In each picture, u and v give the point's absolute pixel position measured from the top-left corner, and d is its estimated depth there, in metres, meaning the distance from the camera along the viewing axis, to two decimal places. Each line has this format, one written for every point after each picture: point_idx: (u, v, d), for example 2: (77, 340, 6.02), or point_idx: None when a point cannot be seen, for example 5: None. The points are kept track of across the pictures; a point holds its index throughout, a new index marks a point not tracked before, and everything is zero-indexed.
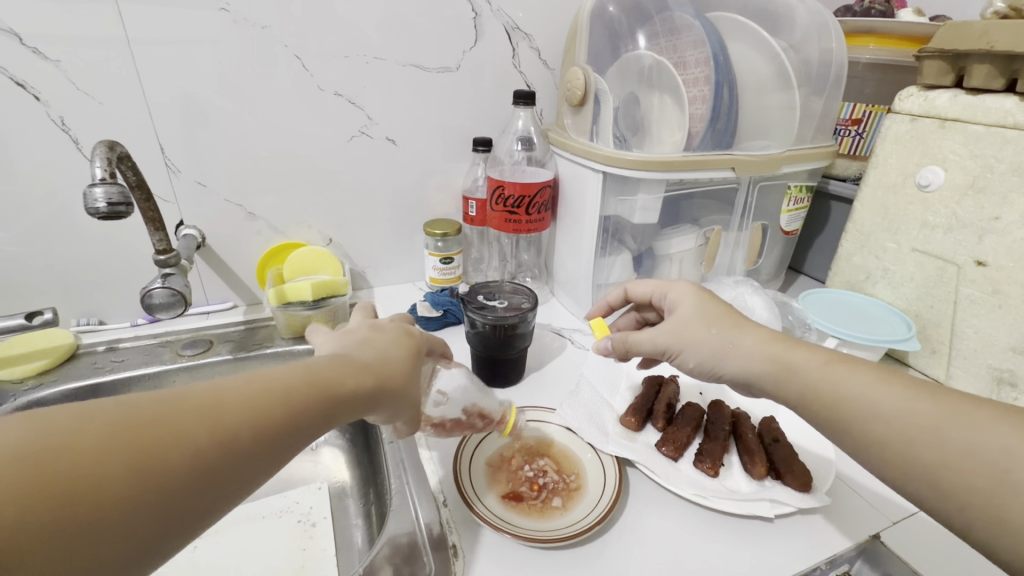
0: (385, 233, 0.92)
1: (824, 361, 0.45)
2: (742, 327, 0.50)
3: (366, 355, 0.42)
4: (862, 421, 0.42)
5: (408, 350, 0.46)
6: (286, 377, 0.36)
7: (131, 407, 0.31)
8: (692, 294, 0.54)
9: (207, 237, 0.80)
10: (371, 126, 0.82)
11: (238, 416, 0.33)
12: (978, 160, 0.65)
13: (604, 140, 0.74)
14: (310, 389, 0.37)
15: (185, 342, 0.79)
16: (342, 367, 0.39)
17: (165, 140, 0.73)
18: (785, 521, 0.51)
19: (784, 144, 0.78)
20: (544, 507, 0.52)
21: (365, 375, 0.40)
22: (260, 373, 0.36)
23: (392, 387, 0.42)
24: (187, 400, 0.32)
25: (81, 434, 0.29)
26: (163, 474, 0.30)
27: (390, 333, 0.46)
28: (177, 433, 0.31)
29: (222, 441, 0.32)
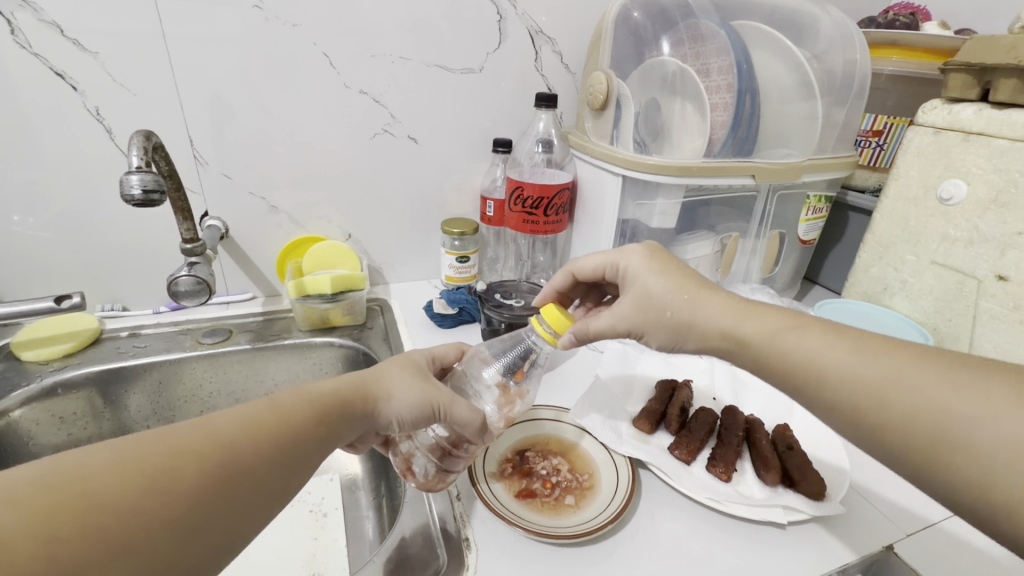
0: (403, 231, 0.93)
1: (777, 328, 0.44)
2: (701, 295, 0.49)
3: (373, 380, 0.46)
4: (816, 383, 0.41)
5: (418, 369, 0.48)
6: (289, 408, 0.41)
7: (151, 444, 0.34)
8: (646, 268, 0.52)
9: (230, 229, 0.82)
10: (393, 124, 0.84)
11: (275, 425, 0.39)
12: (1002, 174, 0.65)
13: (624, 144, 0.75)
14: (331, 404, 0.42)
15: (205, 330, 0.80)
16: (340, 394, 0.43)
17: (194, 133, 0.74)
18: (798, 528, 0.51)
19: (805, 153, 0.77)
20: (557, 504, 0.52)
21: (362, 401, 0.44)
22: (269, 405, 0.40)
23: (394, 410, 0.45)
24: (205, 434, 0.36)
25: (143, 442, 0.35)
26: (218, 468, 0.35)
27: (400, 356, 0.50)
28: (218, 439, 0.36)
29: (232, 472, 0.36)
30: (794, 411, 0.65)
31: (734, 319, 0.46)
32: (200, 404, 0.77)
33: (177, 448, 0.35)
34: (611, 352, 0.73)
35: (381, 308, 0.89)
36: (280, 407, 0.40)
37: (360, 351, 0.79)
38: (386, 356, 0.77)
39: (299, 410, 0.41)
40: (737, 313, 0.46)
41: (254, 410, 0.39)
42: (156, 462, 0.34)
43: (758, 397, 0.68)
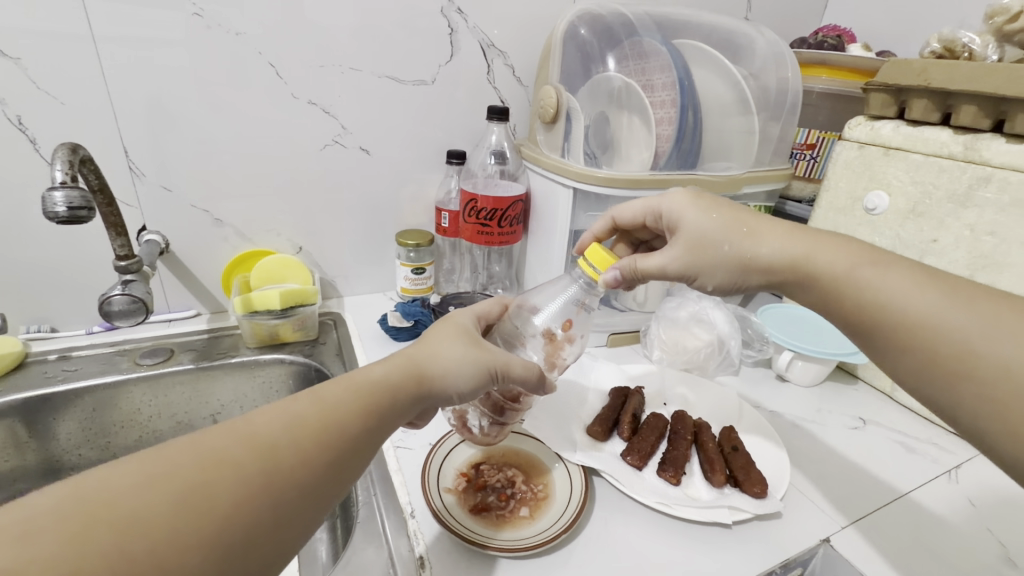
0: (356, 242, 0.92)
1: (854, 263, 0.45)
2: (758, 228, 0.50)
3: (421, 359, 0.43)
4: (868, 306, 0.44)
5: (462, 338, 0.46)
6: (334, 400, 0.38)
7: (189, 454, 0.32)
8: (694, 206, 0.53)
9: (170, 243, 0.78)
10: (344, 135, 0.82)
11: (317, 419, 0.37)
12: (918, 186, 0.70)
13: (575, 157, 0.76)
14: (373, 394, 0.40)
15: (144, 350, 0.76)
16: (384, 380, 0.40)
17: (130, 143, 0.71)
18: (743, 527, 0.53)
19: (745, 166, 0.81)
20: (511, 516, 0.52)
21: (409, 383, 0.41)
22: (311, 400, 0.38)
23: (444, 384, 0.43)
24: (244, 438, 0.34)
25: (183, 455, 0.32)
26: (266, 470, 0.34)
27: (444, 327, 0.47)
28: (260, 441, 0.34)
29: (280, 476, 0.34)
30: (741, 413, 0.68)
31: (803, 249, 0.48)
32: (139, 429, 0.73)
33: (219, 455, 0.33)
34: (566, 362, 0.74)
35: (335, 323, 0.87)
36: (325, 399, 0.38)
37: (312, 367, 0.77)
38: (339, 372, 0.75)
39: (343, 402, 0.38)
40: (803, 243, 0.48)
41: (295, 407, 0.37)
42: (197, 471, 0.32)
43: (706, 399, 0.71)
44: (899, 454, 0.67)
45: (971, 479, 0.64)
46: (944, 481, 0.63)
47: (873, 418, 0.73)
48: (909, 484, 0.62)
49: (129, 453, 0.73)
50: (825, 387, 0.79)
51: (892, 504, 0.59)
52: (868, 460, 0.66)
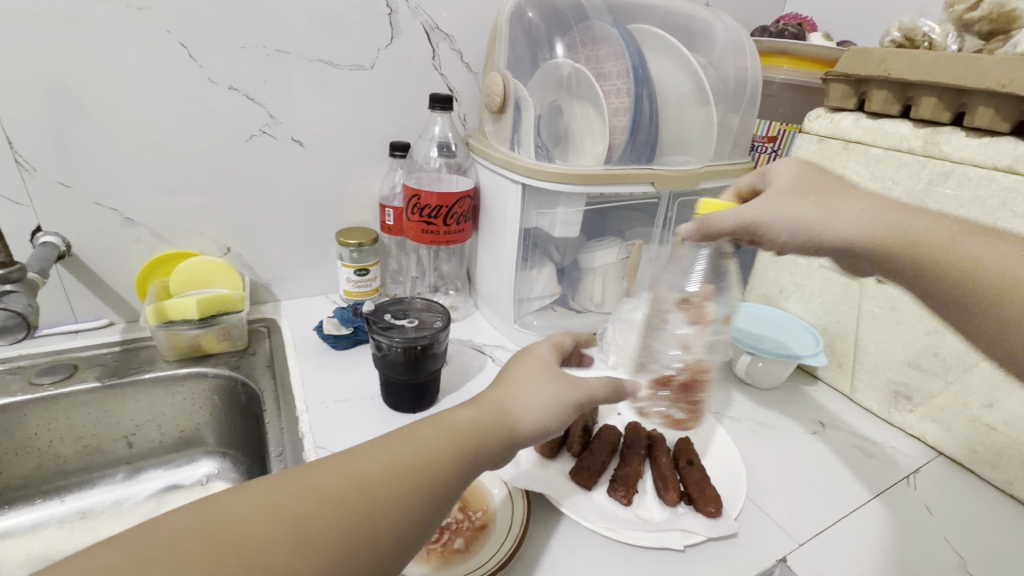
0: (293, 242, 0.84)
1: (949, 234, 0.40)
2: (831, 202, 0.45)
3: (509, 406, 0.41)
4: (970, 279, 0.39)
5: (551, 375, 0.44)
6: (433, 444, 0.36)
7: (303, 488, 0.31)
8: (796, 170, 0.50)
9: (72, 246, 0.70)
10: (273, 125, 0.75)
11: (417, 461, 0.35)
12: (878, 182, 0.68)
13: (525, 150, 0.71)
14: (471, 439, 0.37)
15: (42, 367, 0.67)
16: (478, 428, 0.38)
17: (15, 133, 0.62)
18: (695, 551, 0.50)
19: (703, 159, 0.78)
20: (445, 551, 0.47)
21: (498, 430, 0.39)
22: (412, 440, 0.36)
23: (528, 428, 0.41)
24: (350, 475, 0.33)
25: (291, 490, 0.31)
26: (368, 514, 0.32)
27: (530, 368, 0.44)
28: (364, 482, 0.33)
29: (381, 520, 0.32)
30: (697, 422, 0.65)
31: (876, 221, 0.43)
32: (38, 456, 0.66)
33: (330, 491, 0.32)
34: None
35: (269, 329, 0.80)
36: (423, 441, 0.36)
37: (239, 381, 0.70)
38: (268, 387, 0.69)
39: (442, 446, 0.36)
40: (886, 216, 0.43)
41: (398, 446, 0.35)
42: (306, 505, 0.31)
43: (663, 408, 0.67)
44: (859, 459, 0.65)
45: (928, 484, 0.62)
46: (903, 487, 0.61)
47: (832, 421, 0.71)
48: (869, 492, 0.60)
49: (26, 482, 0.66)
50: (785, 389, 0.77)
51: (852, 516, 0.56)
52: (829, 468, 0.63)
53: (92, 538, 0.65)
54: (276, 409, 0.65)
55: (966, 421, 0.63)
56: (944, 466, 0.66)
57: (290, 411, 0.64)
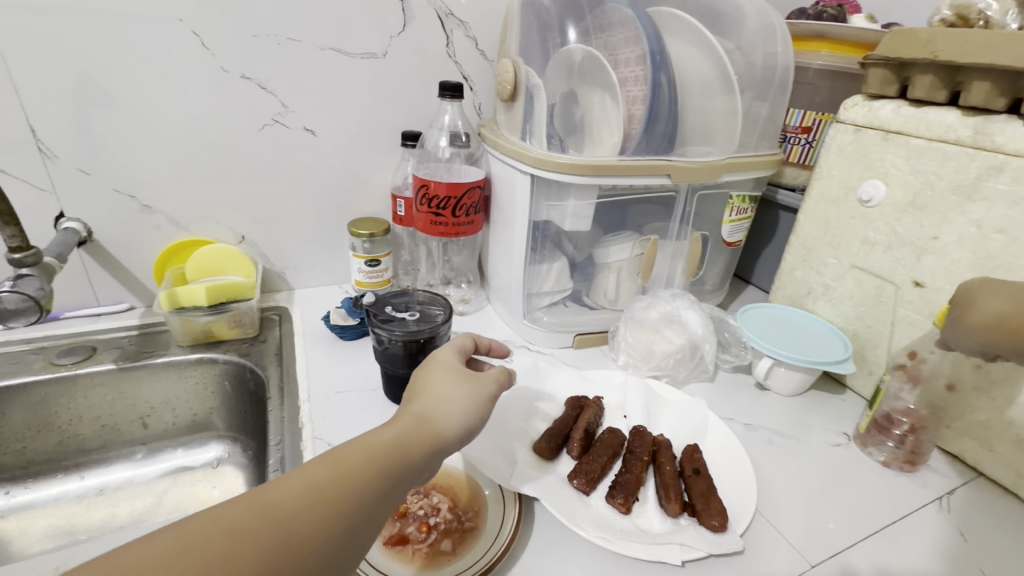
0: (306, 231, 0.85)
1: None
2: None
3: (426, 415, 0.39)
4: None
5: (461, 375, 0.44)
6: (354, 463, 0.35)
7: (211, 524, 0.29)
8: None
9: (92, 231, 0.72)
10: (286, 114, 0.75)
11: (338, 482, 0.33)
12: (919, 175, 0.62)
13: (537, 139, 0.68)
14: (391, 451, 0.36)
15: (64, 348, 0.70)
16: (401, 439, 0.37)
17: (37, 121, 0.64)
18: (695, 566, 0.47)
19: (726, 150, 0.73)
20: (430, 551, 0.46)
21: (421, 438, 0.38)
22: (330, 461, 0.34)
23: (455, 428, 0.40)
24: (263, 506, 0.31)
25: (199, 526, 0.29)
26: (285, 545, 0.30)
27: (440, 374, 0.44)
28: (279, 512, 0.31)
29: (300, 550, 0.31)
30: (708, 429, 0.61)
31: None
32: (60, 433, 0.68)
33: (238, 524, 0.30)
34: (519, 365, 0.68)
35: (280, 318, 0.80)
36: (338, 461, 0.35)
37: (247, 368, 0.71)
38: (274, 375, 0.69)
39: (361, 465, 0.35)
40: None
41: (315, 470, 0.34)
42: (212, 542, 0.29)
43: (672, 413, 0.64)
44: (885, 476, 0.60)
45: (963, 508, 0.57)
46: (935, 509, 0.56)
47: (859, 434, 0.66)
48: (894, 513, 0.56)
49: (48, 458, 0.69)
50: (808, 397, 0.72)
51: (873, 538, 0.52)
52: (852, 484, 0.59)
53: (109, 514, 0.68)
54: (280, 397, 0.65)
55: (1011, 441, 0.58)
56: (984, 489, 0.60)
57: (293, 401, 0.64)
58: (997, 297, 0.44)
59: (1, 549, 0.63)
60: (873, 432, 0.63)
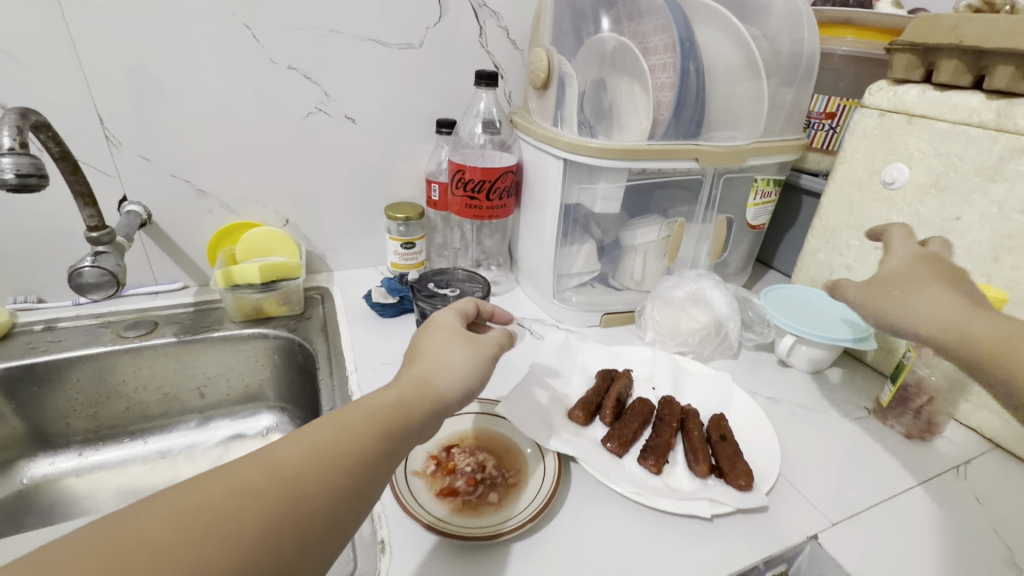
0: (346, 215, 0.89)
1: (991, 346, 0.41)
2: (927, 288, 0.48)
3: (428, 377, 0.41)
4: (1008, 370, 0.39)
5: (461, 339, 0.45)
6: (356, 424, 0.36)
7: (217, 485, 0.31)
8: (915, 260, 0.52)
9: (152, 215, 0.77)
10: (328, 103, 0.79)
11: (341, 443, 0.35)
12: (942, 158, 0.64)
13: (568, 125, 0.71)
14: (392, 412, 0.38)
15: (128, 322, 0.76)
16: (402, 401, 0.39)
17: (104, 111, 0.69)
18: (722, 521, 0.51)
19: (752, 135, 0.76)
20: (479, 502, 0.50)
21: (422, 400, 0.40)
22: (332, 424, 0.36)
23: (456, 390, 0.42)
24: (269, 467, 0.32)
25: (208, 487, 0.31)
26: (292, 502, 0.32)
27: (439, 336, 0.45)
28: (284, 472, 0.32)
29: (306, 506, 0.32)
30: (733, 401, 0.65)
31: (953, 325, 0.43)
32: (126, 400, 0.74)
33: (243, 484, 0.31)
34: (552, 341, 0.71)
35: (322, 297, 0.85)
36: (342, 425, 0.36)
37: (295, 342, 0.76)
38: (322, 348, 0.74)
39: (364, 426, 0.36)
40: (962, 313, 0.44)
41: (318, 432, 0.35)
42: (218, 501, 0.30)
43: (699, 385, 0.67)
44: (904, 446, 0.63)
45: (979, 476, 0.60)
46: (952, 477, 0.59)
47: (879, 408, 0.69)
48: (912, 479, 0.59)
49: (116, 423, 0.75)
50: (829, 374, 0.75)
51: (891, 501, 0.55)
52: (872, 453, 0.62)
53: (171, 474, 0.74)
54: (329, 367, 0.70)
55: None
56: (1000, 460, 0.63)
57: (341, 371, 0.69)
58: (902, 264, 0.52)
59: (77, 504, 0.69)
60: (894, 405, 0.66)
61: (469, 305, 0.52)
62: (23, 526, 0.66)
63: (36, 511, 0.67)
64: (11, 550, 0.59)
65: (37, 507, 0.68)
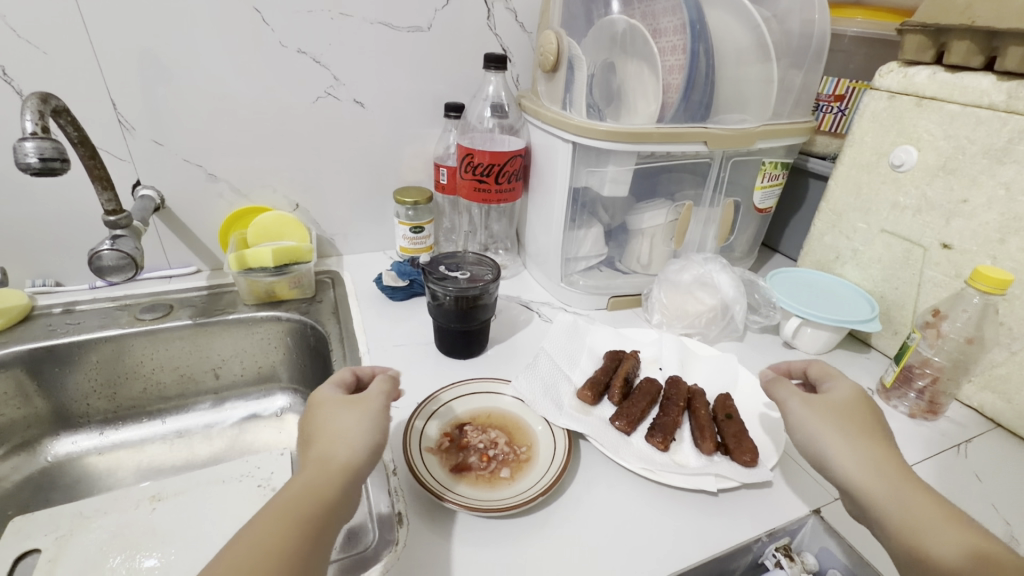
0: (355, 200, 0.90)
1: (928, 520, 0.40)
2: (862, 440, 0.46)
3: (327, 455, 0.42)
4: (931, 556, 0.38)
5: (347, 406, 0.47)
6: (271, 527, 0.36)
7: None
8: (851, 395, 0.50)
9: (165, 199, 0.78)
10: (337, 87, 0.79)
11: (265, 548, 0.35)
12: (951, 140, 0.64)
13: (577, 109, 0.71)
14: (304, 501, 0.38)
15: (144, 305, 0.77)
16: (310, 488, 0.39)
17: (117, 95, 0.70)
18: (728, 495, 0.52)
19: (760, 118, 0.76)
20: (491, 477, 0.52)
21: (329, 476, 0.41)
22: (246, 535, 0.36)
23: (359, 452, 0.43)
24: None
25: None
26: None
27: (324, 416, 0.46)
28: None
29: None
30: (739, 381, 0.66)
31: (882, 489, 0.42)
32: (144, 381, 0.76)
33: None
34: (560, 324, 0.72)
35: (333, 281, 0.86)
36: (244, 544, 0.35)
37: (308, 325, 0.78)
38: (334, 330, 0.75)
39: (281, 526, 0.36)
40: (887, 480, 0.43)
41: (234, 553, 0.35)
42: None
43: (705, 366, 0.69)
44: (907, 425, 0.64)
45: (980, 454, 0.61)
46: (953, 455, 0.61)
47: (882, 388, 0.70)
48: (914, 457, 0.60)
49: (134, 403, 0.77)
50: (834, 355, 0.76)
51: None
52: None
53: (189, 453, 0.76)
54: (341, 348, 0.72)
55: None
56: (1002, 438, 0.64)
57: (354, 352, 0.70)
58: (840, 392, 0.51)
59: (100, 481, 0.71)
60: (897, 385, 0.67)
61: (348, 375, 0.53)
62: (50, 501, 0.68)
63: (62, 486, 0.70)
64: (41, 523, 0.61)
65: (61, 483, 0.70)
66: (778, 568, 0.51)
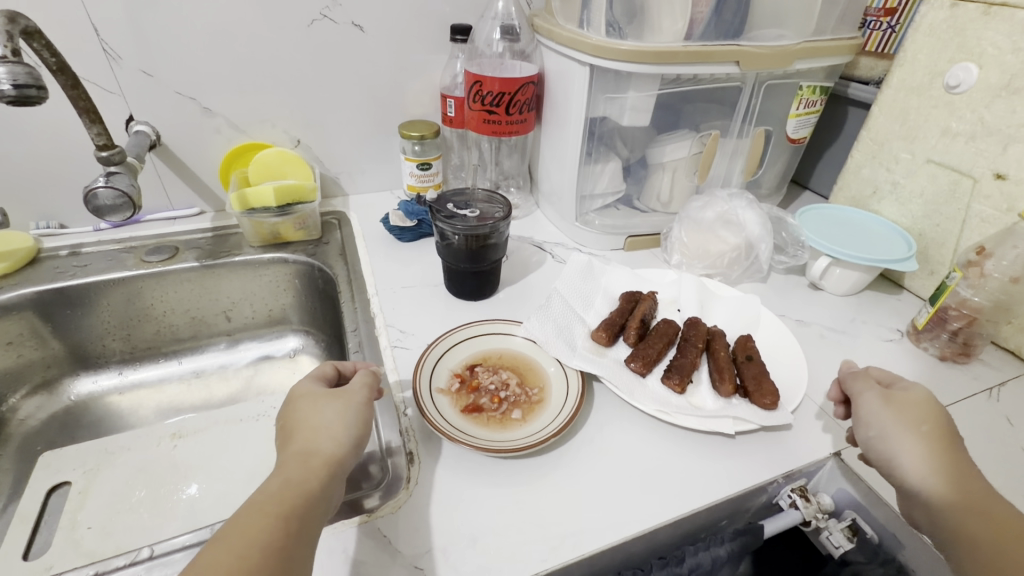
0: (358, 135, 0.85)
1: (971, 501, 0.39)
2: (941, 449, 0.42)
3: (307, 450, 0.40)
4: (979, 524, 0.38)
5: (330, 398, 0.44)
6: (248, 528, 0.34)
7: None
8: (926, 399, 0.45)
9: (161, 135, 0.74)
10: (334, 8, 0.73)
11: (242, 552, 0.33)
12: (1020, 55, 0.56)
13: (595, 28, 0.64)
14: (281, 499, 0.36)
15: (149, 247, 0.76)
16: (289, 485, 0.37)
17: (99, 20, 0.65)
18: (745, 437, 0.51)
19: (800, 35, 0.68)
20: (503, 418, 0.51)
21: (309, 472, 0.39)
22: (221, 537, 0.34)
23: (343, 445, 0.41)
24: None
25: None
26: None
27: (305, 408, 0.43)
28: None
29: None
30: (761, 323, 0.63)
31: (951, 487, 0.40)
32: (156, 324, 0.76)
33: None
34: (574, 264, 0.69)
35: (339, 222, 0.84)
36: (221, 549, 0.33)
37: (315, 267, 0.76)
38: (342, 272, 0.73)
39: (258, 526, 0.34)
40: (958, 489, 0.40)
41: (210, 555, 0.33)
42: None
43: (725, 307, 0.66)
44: (937, 367, 0.61)
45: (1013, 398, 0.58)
46: (984, 398, 0.58)
47: None
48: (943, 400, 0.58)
49: (148, 345, 0.77)
50: (862, 296, 0.73)
51: None
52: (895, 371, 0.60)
53: (206, 393, 0.77)
54: (348, 291, 0.70)
55: None
56: None
57: (362, 294, 0.69)
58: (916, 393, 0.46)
59: (122, 419, 0.73)
60: (930, 326, 0.63)
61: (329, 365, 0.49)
62: (76, 438, 0.70)
63: (85, 424, 0.71)
64: (68, 458, 0.63)
65: (85, 421, 0.72)
66: (793, 508, 0.51)
